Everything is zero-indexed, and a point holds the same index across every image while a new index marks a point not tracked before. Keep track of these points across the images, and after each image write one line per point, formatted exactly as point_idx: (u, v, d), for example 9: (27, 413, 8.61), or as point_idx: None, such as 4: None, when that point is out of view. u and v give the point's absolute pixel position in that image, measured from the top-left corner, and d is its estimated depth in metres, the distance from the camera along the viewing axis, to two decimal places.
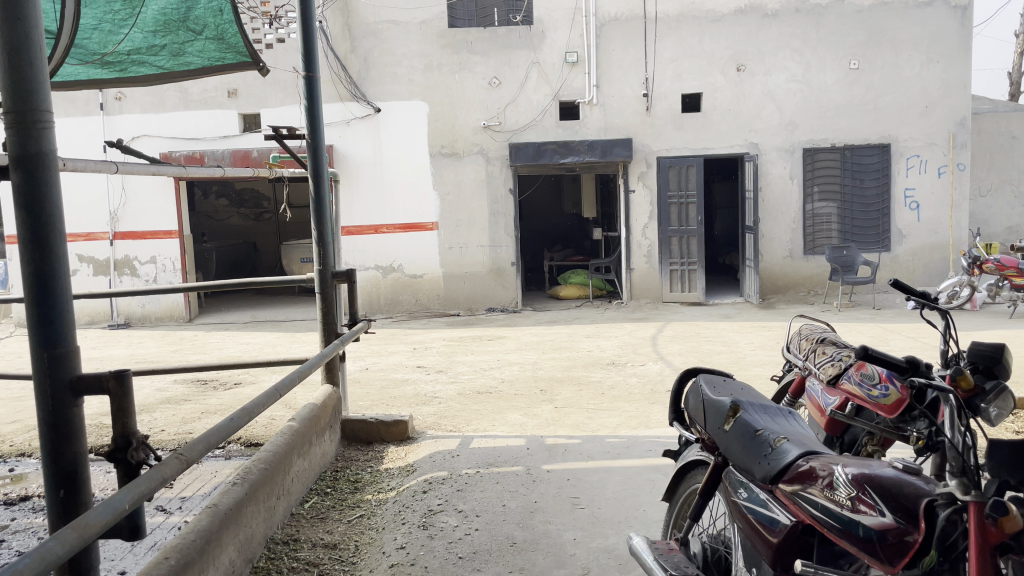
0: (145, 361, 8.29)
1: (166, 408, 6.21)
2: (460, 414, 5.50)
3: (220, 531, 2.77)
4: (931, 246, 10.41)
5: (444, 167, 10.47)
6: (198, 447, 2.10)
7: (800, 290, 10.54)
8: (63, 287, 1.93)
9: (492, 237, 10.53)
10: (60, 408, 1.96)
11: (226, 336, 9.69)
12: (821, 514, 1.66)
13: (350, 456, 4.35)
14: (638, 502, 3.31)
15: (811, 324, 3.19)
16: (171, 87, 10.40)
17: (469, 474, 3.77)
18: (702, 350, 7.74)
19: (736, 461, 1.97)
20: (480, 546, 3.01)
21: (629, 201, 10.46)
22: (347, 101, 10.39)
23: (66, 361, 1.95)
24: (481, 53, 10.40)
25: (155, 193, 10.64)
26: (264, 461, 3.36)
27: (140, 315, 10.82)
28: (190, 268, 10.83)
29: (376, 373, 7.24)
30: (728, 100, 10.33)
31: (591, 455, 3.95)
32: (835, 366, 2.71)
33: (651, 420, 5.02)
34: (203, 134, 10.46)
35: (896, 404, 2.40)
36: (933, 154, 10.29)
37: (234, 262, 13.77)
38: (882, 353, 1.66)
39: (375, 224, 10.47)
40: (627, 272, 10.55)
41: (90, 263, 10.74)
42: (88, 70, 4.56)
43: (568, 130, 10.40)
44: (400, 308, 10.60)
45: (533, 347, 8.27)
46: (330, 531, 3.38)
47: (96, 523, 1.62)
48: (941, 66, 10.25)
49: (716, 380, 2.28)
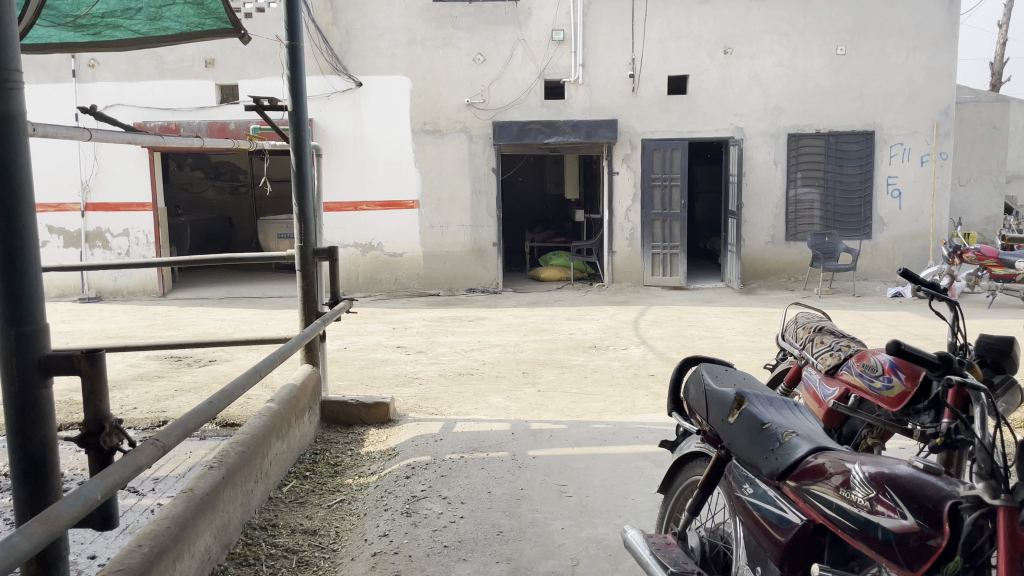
0: (116, 336, 8.10)
1: (139, 385, 6.06)
2: (441, 396, 5.41)
3: (196, 516, 2.66)
4: (911, 234, 10.45)
5: (426, 144, 10.30)
6: (176, 432, 1.99)
7: (781, 276, 10.53)
8: (31, 262, 1.81)
9: (474, 216, 10.40)
10: (27, 389, 1.84)
11: (201, 312, 9.52)
12: (833, 513, 1.60)
13: (329, 438, 4.24)
14: (627, 491, 3.24)
15: (807, 311, 3.12)
16: (147, 55, 10.13)
17: (453, 459, 3.68)
18: (683, 335, 7.70)
19: (739, 455, 1.90)
20: (466, 535, 2.93)
21: (613, 182, 10.37)
22: (328, 74, 10.19)
23: (35, 339, 1.84)
24: (465, 28, 10.22)
25: (128, 164, 10.37)
26: (242, 443, 3.24)
27: (111, 289, 10.61)
28: (164, 242, 10.60)
29: (355, 353, 7.12)
30: (714, 83, 10.25)
31: (578, 441, 3.88)
32: (833, 356, 2.68)
33: (635, 405, 4.96)
34: (179, 104, 10.20)
35: (900, 397, 2.36)
36: (916, 142, 10.29)
37: (208, 237, 13.53)
38: (914, 348, 1.62)
39: (354, 201, 10.31)
40: (609, 254, 10.47)
41: (60, 235, 10.47)
42: (61, 33, 4.37)
43: (553, 110, 10.27)
44: (378, 286, 10.46)
45: (514, 330, 8.18)
46: (309, 517, 3.27)
47: (66, 516, 1.51)
48: (928, 54, 10.23)
49: (717, 370, 2.20)
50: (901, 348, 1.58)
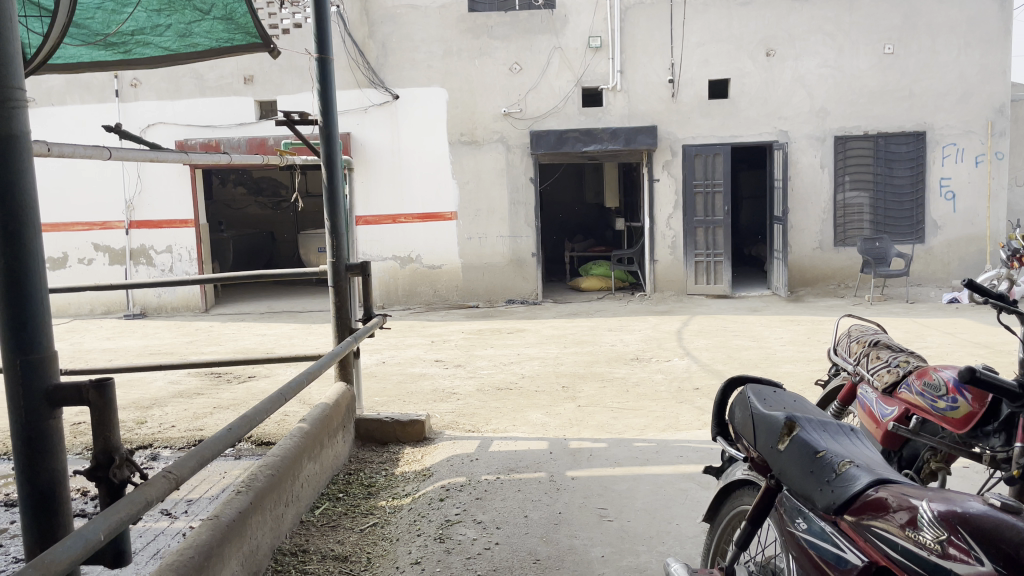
0: (159, 352, 8.15)
1: (178, 402, 6.05)
2: (479, 412, 5.30)
3: (222, 545, 2.56)
4: (967, 238, 10.08)
5: (464, 155, 10.23)
6: (190, 463, 1.90)
7: (830, 283, 10.22)
8: (37, 284, 1.74)
9: (513, 227, 10.29)
10: (35, 421, 1.76)
11: (242, 327, 9.56)
12: (899, 556, 1.44)
13: (364, 458, 4.14)
14: (670, 515, 3.08)
15: (861, 323, 2.92)
16: (187, 73, 10.24)
17: (489, 481, 3.55)
18: (730, 346, 7.46)
19: (793, 486, 1.74)
20: (502, 563, 2.79)
21: (654, 190, 10.18)
22: (365, 88, 10.20)
23: (41, 368, 1.76)
24: (501, 37, 10.13)
25: (170, 181, 10.48)
26: (270, 466, 3.15)
27: (156, 305, 10.73)
28: (206, 258, 10.67)
29: (392, 367, 7.04)
30: (757, 86, 10.02)
31: (619, 461, 3.72)
32: (891, 373, 2.49)
33: (679, 421, 4.78)
34: (219, 121, 10.29)
35: (967, 418, 2.19)
36: (970, 142, 9.94)
37: (252, 252, 13.66)
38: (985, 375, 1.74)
39: (393, 213, 10.28)
40: (651, 263, 10.28)
41: (106, 253, 10.63)
42: (92, 52, 4.35)
43: (591, 117, 10.12)
44: (418, 299, 10.40)
45: (553, 342, 8.03)
46: (341, 542, 3.17)
47: (63, 561, 1.41)
48: (980, 50, 9.89)
49: (765, 393, 2.04)
50: (974, 374, 1.70)
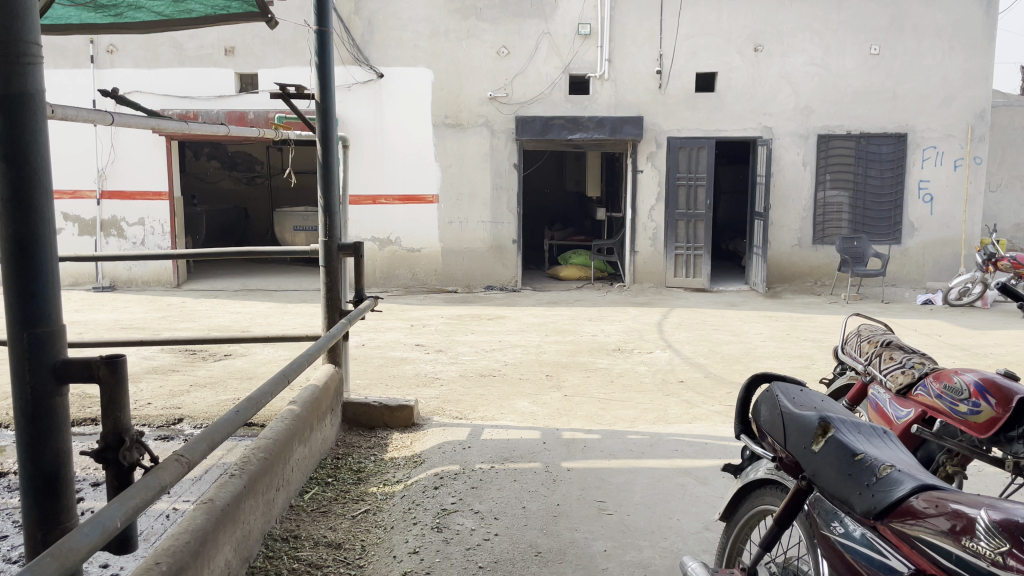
0: (131, 327, 7.95)
1: (153, 379, 5.90)
2: (464, 399, 5.23)
3: (217, 530, 2.47)
4: (942, 240, 10.20)
5: (447, 138, 10.12)
6: (201, 446, 1.82)
7: (807, 281, 10.30)
8: (48, 253, 1.63)
9: (494, 213, 10.20)
10: (41, 398, 1.66)
11: (215, 304, 9.37)
12: (951, 564, 1.42)
13: (351, 442, 4.06)
14: (671, 510, 3.05)
15: (870, 323, 2.90)
16: (166, 42, 9.99)
17: (484, 470, 3.50)
18: (711, 339, 7.47)
19: (827, 489, 1.70)
20: (502, 555, 2.74)
21: (636, 180, 10.15)
22: (349, 65, 10.04)
23: (50, 343, 1.66)
24: (490, 20, 10.01)
25: (144, 151, 10.21)
26: (264, 449, 3.06)
27: (125, 278, 10.50)
28: (179, 233, 10.44)
29: (373, 350, 6.94)
30: (744, 81, 10.02)
31: (614, 453, 3.69)
32: (906, 374, 2.48)
33: (668, 415, 4.76)
34: (197, 92, 10.05)
35: (990, 423, 2.17)
36: (950, 145, 10.05)
37: (225, 227, 13.43)
38: None
39: (373, 194, 10.15)
40: (631, 254, 10.28)
41: (76, 223, 10.35)
42: (81, 14, 4.19)
43: (577, 105, 10.05)
44: (396, 281, 10.29)
45: (534, 330, 7.98)
46: (333, 528, 3.09)
47: (81, 549, 1.33)
48: (964, 55, 9.98)
49: (792, 392, 2.00)
50: None
